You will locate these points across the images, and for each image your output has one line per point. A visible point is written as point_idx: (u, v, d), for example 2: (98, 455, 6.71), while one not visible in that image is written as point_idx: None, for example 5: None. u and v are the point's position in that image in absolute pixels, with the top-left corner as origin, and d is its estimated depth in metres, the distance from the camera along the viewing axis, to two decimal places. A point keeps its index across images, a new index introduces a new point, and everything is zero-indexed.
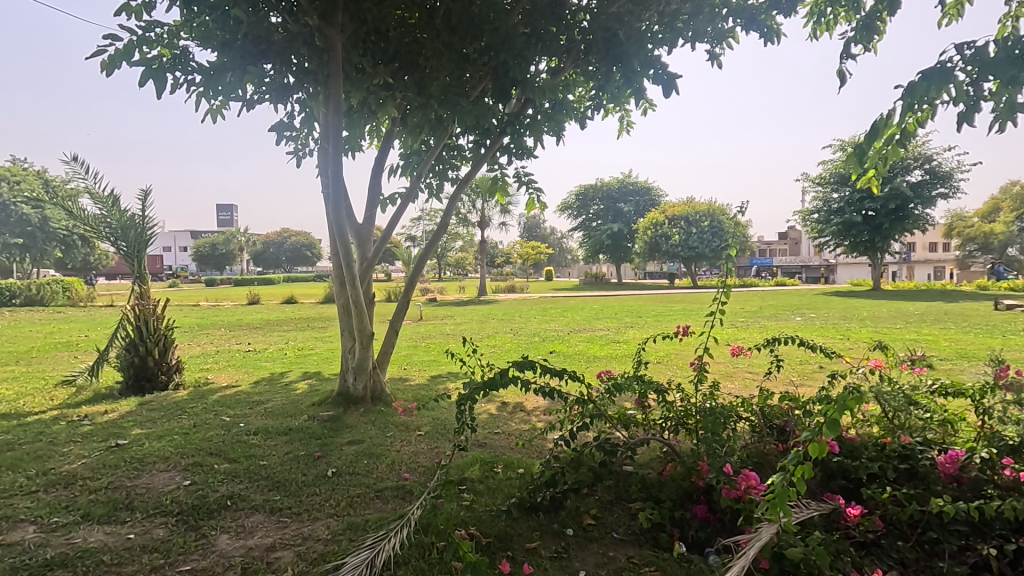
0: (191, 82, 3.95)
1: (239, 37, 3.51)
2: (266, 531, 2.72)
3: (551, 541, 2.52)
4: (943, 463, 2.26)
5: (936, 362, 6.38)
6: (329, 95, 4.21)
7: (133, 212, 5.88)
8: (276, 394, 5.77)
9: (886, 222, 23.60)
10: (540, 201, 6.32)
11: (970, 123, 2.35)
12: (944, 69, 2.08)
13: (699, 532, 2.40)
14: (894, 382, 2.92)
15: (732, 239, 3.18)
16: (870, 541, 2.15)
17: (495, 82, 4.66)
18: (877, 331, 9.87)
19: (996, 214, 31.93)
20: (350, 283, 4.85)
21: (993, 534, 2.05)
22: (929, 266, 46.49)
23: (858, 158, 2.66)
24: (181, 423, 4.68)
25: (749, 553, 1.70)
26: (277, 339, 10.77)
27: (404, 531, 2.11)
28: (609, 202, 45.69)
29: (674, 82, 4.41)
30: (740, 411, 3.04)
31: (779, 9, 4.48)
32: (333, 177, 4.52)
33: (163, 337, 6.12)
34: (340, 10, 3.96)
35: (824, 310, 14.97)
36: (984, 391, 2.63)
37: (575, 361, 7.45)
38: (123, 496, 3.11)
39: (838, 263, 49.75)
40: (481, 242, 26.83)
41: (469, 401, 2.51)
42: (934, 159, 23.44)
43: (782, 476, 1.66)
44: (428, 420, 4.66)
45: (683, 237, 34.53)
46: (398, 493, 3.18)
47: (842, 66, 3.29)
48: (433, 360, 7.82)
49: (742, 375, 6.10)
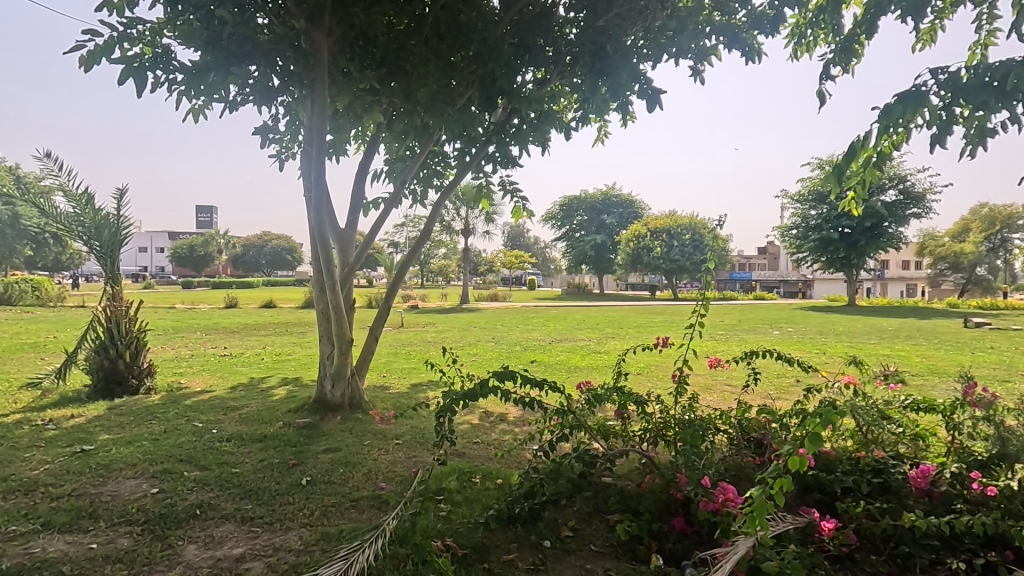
0: (172, 82, 3.89)
1: (224, 37, 3.46)
2: (235, 541, 2.65)
3: (528, 553, 2.50)
4: (915, 478, 2.29)
5: (910, 378, 6.52)
6: (315, 97, 4.19)
7: (107, 210, 5.72)
8: (251, 401, 5.65)
9: (863, 239, 24.15)
10: (525, 209, 6.31)
11: (943, 145, 2.41)
12: (919, 93, 2.14)
13: (676, 544, 2.39)
14: (868, 397, 2.92)
15: (709, 253, 3.21)
16: (844, 555, 2.17)
17: (482, 91, 4.70)
18: (851, 347, 10.10)
19: (967, 234, 33.21)
20: (331, 289, 4.75)
21: (962, 548, 2.10)
22: (903, 283, 47.75)
23: (839, 179, 2.69)
24: (151, 428, 4.56)
25: (725, 566, 1.68)
26: (255, 344, 10.59)
27: (378, 542, 2.05)
28: (593, 213, 46.22)
29: (659, 97, 4.48)
30: (719, 424, 3.05)
31: (761, 29, 4.57)
32: (315, 180, 4.47)
33: (136, 340, 5.98)
34: (327, 14, 3.90)
35: (802, 324, 15.23)
36: (954, 406, 2.66)
37: (556, 371, 7.47)
38: (87, 504, 3.01)
39: (816, 279, 50.77)
40: (464, 252, 26.69)
41: (448, 412, 2.46)
42: (908, 180, 24.17)
43: (759, 488, 1.63)
44: (406, 429, 4.61)
45: (664, 249, 34.91)
46: (373, 503, 3.12)
47: (822, 87, 3.34)
48: (413, 368, 7.73)
49: (720, 388, 6.14)
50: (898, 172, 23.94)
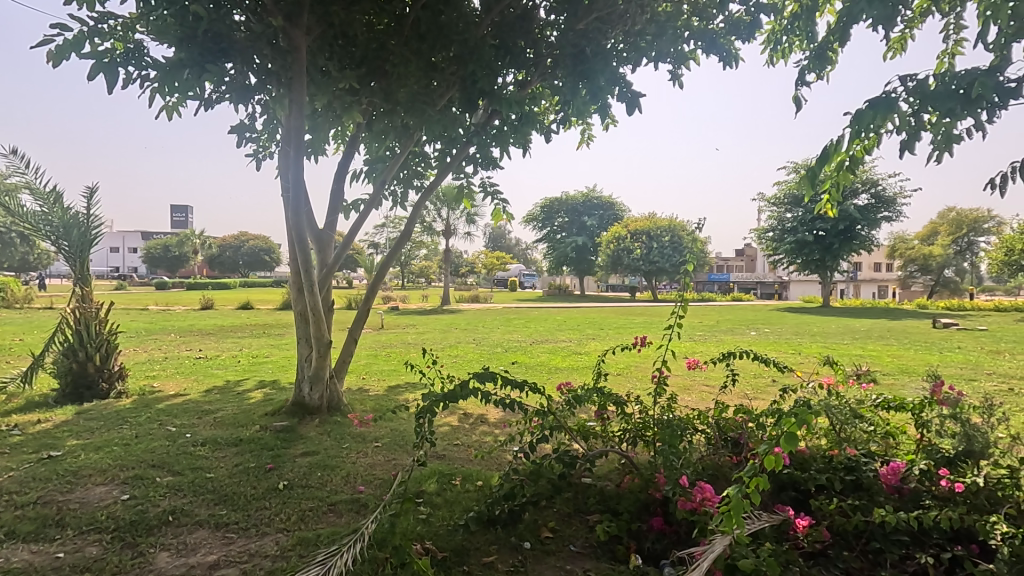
0: (145, 79, 3.81)
1: (198, 33, 3.40)
2: (209, 547, 2.60)
3: (508, 555, 2.49)
4: (885, 475, 2.36)
5: (881, 377, 6.68)
6: (293, 97, 4.13)
7: (76, 209, 5.56)
8: (227, 404, 5.55)
9: (836, 242, 24.70)
10: (505, 211, 6.31)
11: (912, 151, 2.47)
12: (889, 99, 2.19)
13: (655, 544, 2.41)
14: (841, 396, 2.98)
15: (688, 255, 3.25)
16: (818, 552, 2.21)
17: (462, 92, 4.68)
18: (826, 347, 10.33)
19: (935, 237, 34.18)
20: (309, 290, 4.68)
21: (930, 543, 2.15)
22: (875, 285, 48.96)
23: (813, 183, 2.75)
24: (122, 433, 4.45)
25: (703, 565, 1.70)
26: (231, 346, 10.40)
27: (357, 546, 2.03)
28: (574, 215, 46.45)
29: (638, 100, 4.52)
30: (697, 424, 3.09)
31: (738, 35, 4.65)
32: (293, 180, 4.41)
33: (106, 342, 5.83)
34: (306, 12, 3.85)
35: (778, 325, 15.51)
36: (923, 405, 2.74)
37: (536, 372, 7.49)
38: (53, 512, 2.92)
39: (791, 281, 51.74)
40: (445, 253, 26.56)
41: (428, 414, 2.44)
42: (880, 184, 24.80)
43: (736, 488, 1.65)
44: (385, 432, 4.57)
45: (644, 251, 35.22)
46: (352, 506, 3.09)
47: (798, 92, 3.40)
48: (393, 370, 7.67)
49: (699, 388, 6.22)
50: (871, 177, 24.55)
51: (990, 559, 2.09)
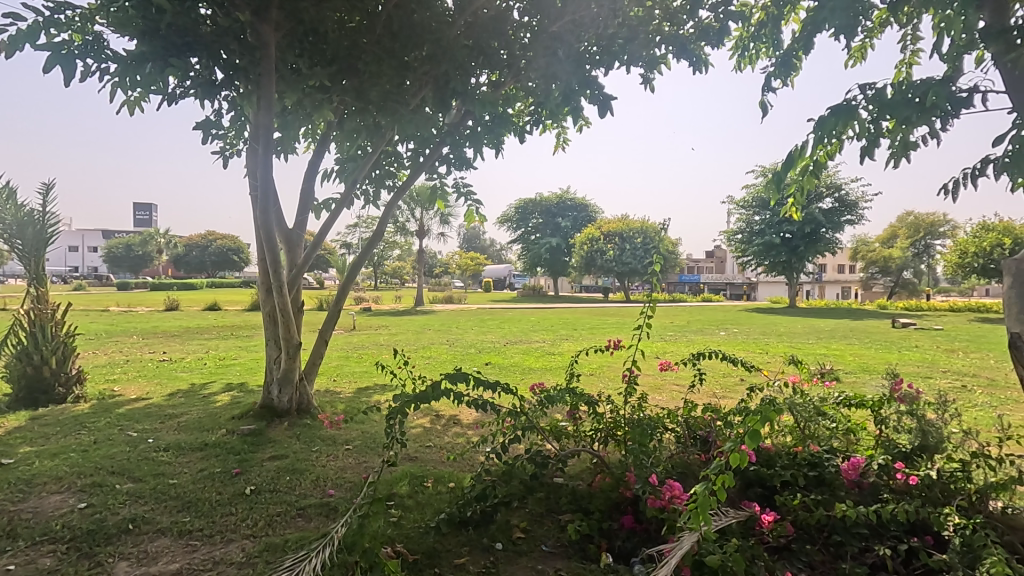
0: (105, 72, 3.68)
1: (162, 26, 3.31)
2: (171, 556, 2.52)
3: (479, 556, 2.49)
4: (846, 470, 2.44)
5: (843, 376, 6.90)
6: (261, 94, 4.03)
7: (31, 206, 5.32)
8: (192, 408, 5.40)
9: (802, 245, 25.39)
10: (479, 212, 6.30)
11: (871, 156, 2.56)
12: (849, 106, 2.27)
13: (625, 542, 2.44)
14: (805, 394, 3.07)
15: (658, 256, 3.30)
16: (782, 546, 2.27)
17: (435, 92, 4.58)
18: (792, 346, 10.62)
19: (894, 241, 35.45)
20: (278, 291, 4.57)
21: (888, 536, 2.23)
22: (838, 286, 50.55)
23: (779, 186, 2.82)
24: (79, 439, 4.28)
25: (671, 562, 1.72)
26: (196, 348, 10.13)
27: (326, 550, 2.01)
28: (548, 216, 46.67)
29: (610, 103, 4.56)
30: (667, 422, 3.14)
31: (707, 40, 4.70)
32: (262, 178, 4.31)
33: (63, 345, 5.63)
34: (274, 8, 3.77)
35: (746, 325, 15.88)
36: (881, 401, 2.84)
37: (510, 372, 7.51)
38: (5, 523, 2.79)
39: (759, 282, 53.02)
40: (418, 254, 26.38)
41: (399, 415, 2.42)
42: (843, 189, 25.61)
43: (703, 485, 1.69)
44: (356, 434, 4.51)
45: (617, 252, 35.61)
46: (321, 510, 3.04)
47: (764, 98, 3.48)
48: (366, 371, 7.58)
49: (669, 388, 6.31)
50: (834, 181, 25.33)
51: (943, 550, 2.18)
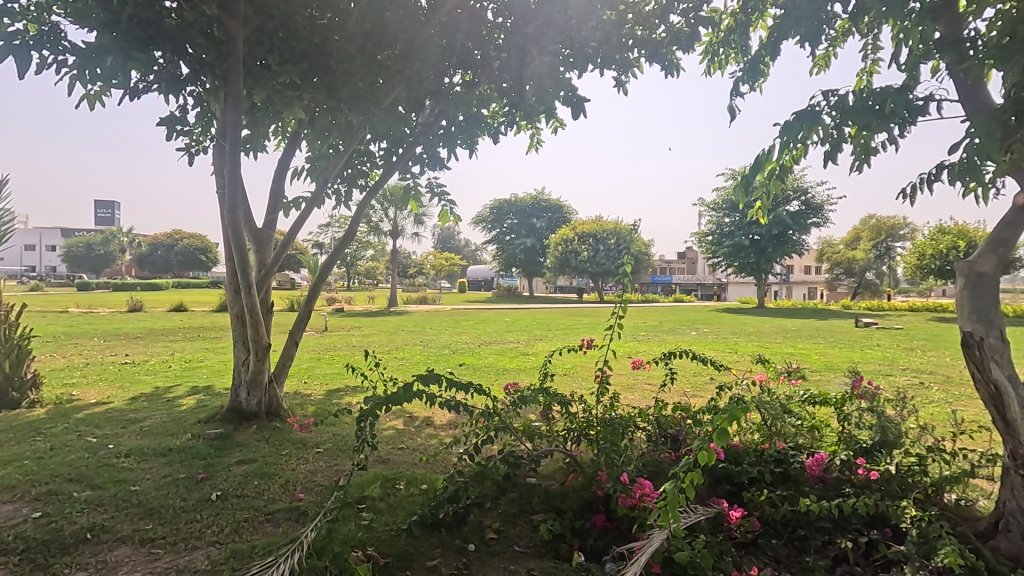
0: (62, 64, 3.55)
1: (123, 18, 3.21)
2: (132, 565, 2.44)
3: (452, 558, 2.47)
4: (810, 466, 2.49)
5: (809, 374, 7.10)
6: (228, 90, 3.94)
7: None
8: (155, 412, 5.24)
9: (770, 247, 26.00)
10: (452, 212, 6.27)
11: (834, 161, 2.64)
12: (813, 112, 2.33)
13: (597, 540, 2.46)
14: (772, 392, 3.14)
15: (630, 258, 3.34)
16: (749, 541, 2.31)
17: (408, 91, 4.58)
18: (760, 345, 10.87)
19: (858, 243, 36.62)
20: (246, 291, 4.47)
21: (850, 528, 2.31)
22: (804, 287, 51.96)
23: (747, 189, 2.88)
24: (34, 446, 4.11)
25: (641, 560, 1.74)
26: (161, 351, 9.83)
27: (295, 555, 1.97)
28: (523, 217, 46.76)
29: (583, 105, 4.60)
30: (638, 421, 3.17)
31: (679, 45, 4.77)
32: (229, 176, 4.21)
33: (18, 348, 5.40)
34: (242, 2, 3.68)
35: (716, 325, 16.19)
36: (844, 399, 2.92)
37: (484, 373, 7.50)
38: None
39: (729, 283, 54.13)
40: (392, 254, 26.13)
41: (370, 417, 2.39)
42: (809, 192, 26.32)
43: (672, 483, 1.72)
44: (327, 437, 4.44)
45: (591, 253, 35.90)
46: (291, 515, 2.98)
47: (732, 103, 3.55)
48: (337, 373, 7.47)
49: (641, 387, 6.39)
50: (801, 185, 26.01)
51: (900, 541, 2.26)
